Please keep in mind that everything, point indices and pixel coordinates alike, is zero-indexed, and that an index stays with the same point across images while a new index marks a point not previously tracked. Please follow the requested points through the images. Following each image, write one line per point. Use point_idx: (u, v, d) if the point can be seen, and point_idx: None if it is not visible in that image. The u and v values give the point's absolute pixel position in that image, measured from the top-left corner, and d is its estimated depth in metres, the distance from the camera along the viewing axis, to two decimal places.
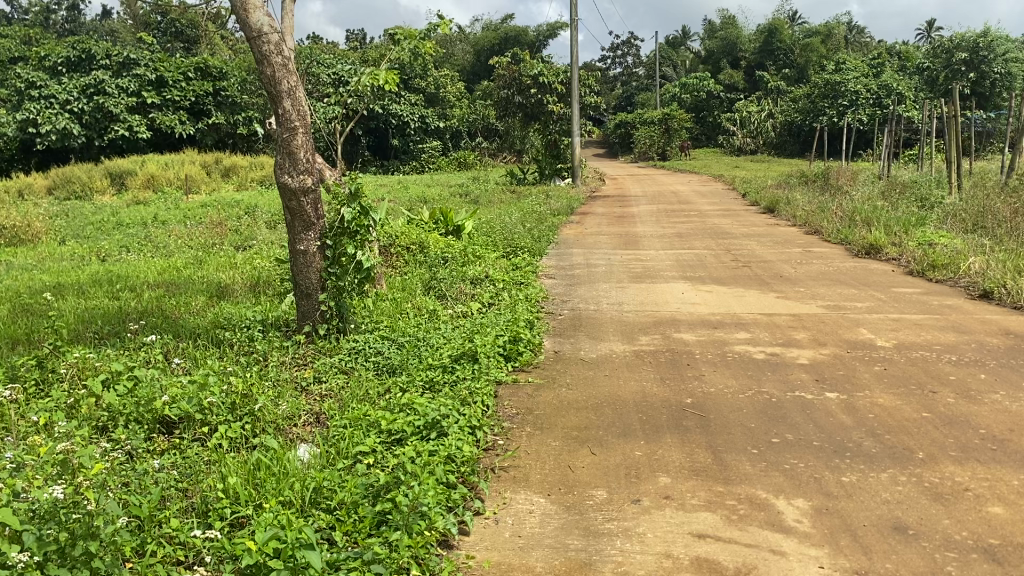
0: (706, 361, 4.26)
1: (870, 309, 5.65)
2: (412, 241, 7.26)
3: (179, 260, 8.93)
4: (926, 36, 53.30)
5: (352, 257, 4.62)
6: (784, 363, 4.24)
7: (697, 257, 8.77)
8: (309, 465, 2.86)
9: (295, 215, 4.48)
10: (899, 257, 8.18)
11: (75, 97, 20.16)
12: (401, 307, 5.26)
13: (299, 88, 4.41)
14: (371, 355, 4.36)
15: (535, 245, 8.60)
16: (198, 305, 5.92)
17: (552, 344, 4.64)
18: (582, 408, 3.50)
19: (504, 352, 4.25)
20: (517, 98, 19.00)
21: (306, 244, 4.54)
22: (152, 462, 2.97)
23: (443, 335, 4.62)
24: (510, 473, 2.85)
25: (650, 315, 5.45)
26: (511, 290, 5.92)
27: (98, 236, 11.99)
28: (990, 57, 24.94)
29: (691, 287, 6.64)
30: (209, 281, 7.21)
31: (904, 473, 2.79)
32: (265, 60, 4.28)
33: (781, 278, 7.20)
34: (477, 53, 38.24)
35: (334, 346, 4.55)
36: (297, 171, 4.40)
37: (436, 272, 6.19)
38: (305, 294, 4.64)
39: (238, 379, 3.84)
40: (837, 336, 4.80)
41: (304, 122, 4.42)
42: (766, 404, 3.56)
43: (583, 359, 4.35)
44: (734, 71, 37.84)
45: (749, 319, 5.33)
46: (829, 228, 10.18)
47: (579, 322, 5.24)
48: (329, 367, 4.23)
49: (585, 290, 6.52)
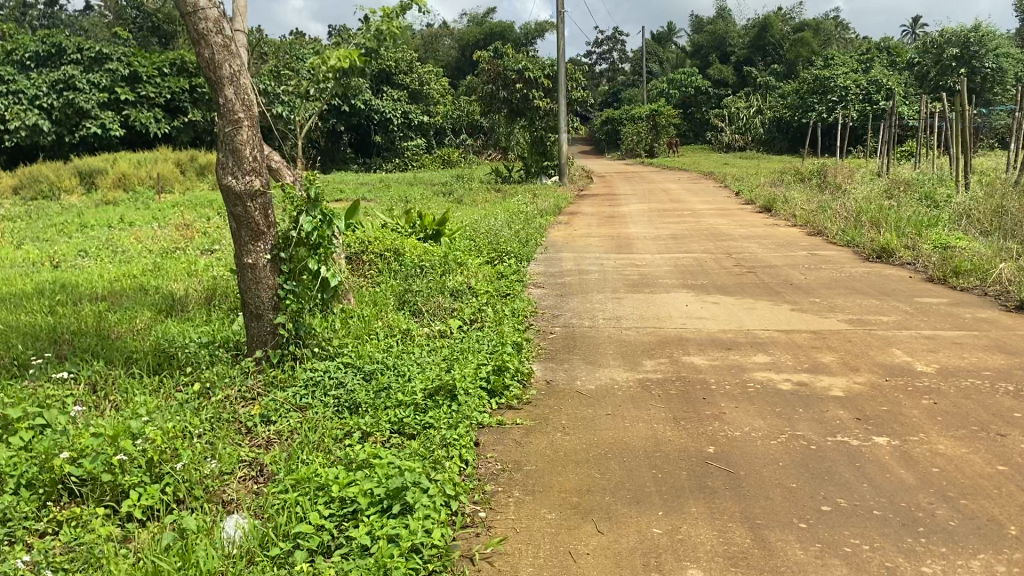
0: (724, 395, 3.63)
1: (899, 323, 5.04)
2: (387, 247, 6.60)
3: (139, 267, 8.27)
4: (911, 32, 53.04)
5: (314, 272, 4.00)
6: (816, 396, 3.62)
7: (697, 261, 8.15)
8: (229, 561, 2.22)
9: (241, 222, 3.82)
10: (914, 261, 7.59)
11: (45, 92, 19.32)
12: (372, 324, 4.63)
13: (244, 73, 3.75)
14: (331, 388, 3.72)
15: (523, 249, 7.99)
16: (144, 324, 5.23)
17: (544, 373, 4.00)
18: (582, 462, 2.85)
19: (489, 386, 3.59)
20: (501, 94, 18.31)
21: (256, 257, 3.88)
22: (31, 555, 2.30)
23: (417, 362, 3.97)
24: (496, 566, 2.21)
25: (653, 333, 4.82)
26: (495, 305, 5.26)
27: (60, 238, 11.27)
28: (981, 52, 24.40)
29: (694, 297, 6.03)
30: (162, 293, 6.54)
31: (1001, 560, 2.17)
32: (202, 39, 3.61)
33: (790, 286, 6.60)
34: (463, 48, 37.71)
35: (290, 376, 3.89)
36: (242, 171, 3.75)
37: (411, 284, 5.54)
38: (254, 315, 3.97)
39: (161, 425, 3.17)
40: (870, 360, 4.20)
41: (249, 111, 3.77)
42: (804, 454, 2.93)
43: (580, 391, 3.71)
44: (722, 65, 37.26)
45: (766, 338, 4.71)
46: (834, 230, 9.61)
47: (574, 342, 4.61)
48: (280, 404, 3.60)
49: (577, 301, 5.90)
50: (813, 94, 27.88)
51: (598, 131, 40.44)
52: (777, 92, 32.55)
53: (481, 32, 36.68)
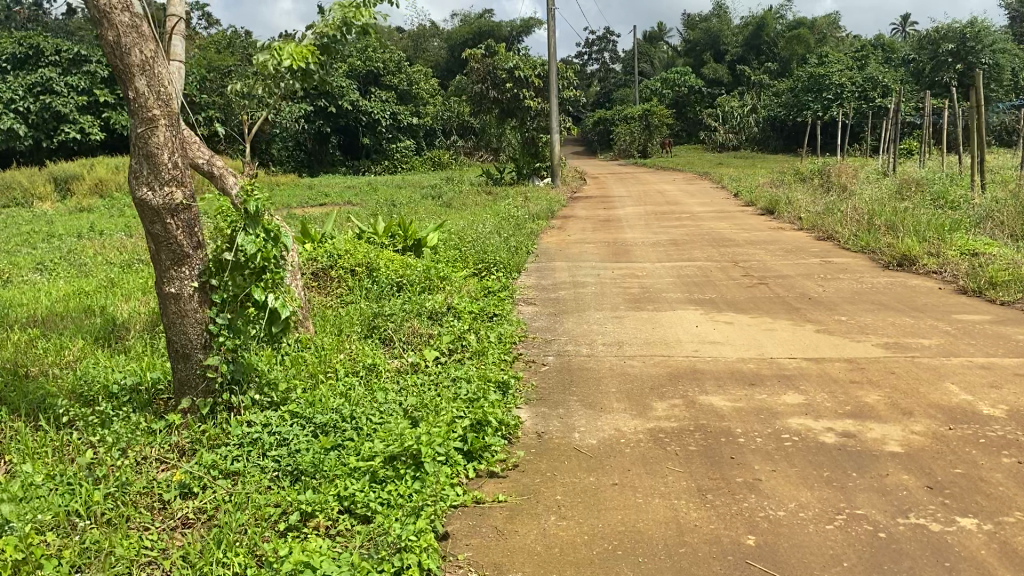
0: (757, 452, 2.93)
1: (945, 348, 4.36)
2: (360, 262, 5.85)
3: (91, 283, 7.53)
4: (903, 30, 52.47)
5: (264, 304, 3.32)
6: (869, 453, 2.93)
7: (701, 271, 7.45)
8: None
9: (159, 243, 3.10)
10: (942, 270, 6.92)
11: (21, 96, 18.42)
12: (333, 358, 3.94)
13: (160, 61, 3.03)
14: (272, 447, 3.05)
15: (511, 259, 7.30)
16: (73, 357, 4.48)
17: (532, 422, 3.29)
18: (585, 565, 2.19)
19: (465, 447, 2.86)
20: (491, 93, 17.56)
21: (180, 286, 3.17)
22: None
23: (381, 412, 3.25)
24: None
25: (661, 365, 4.10)
26: (479, 330, 4.56)
27: (22, 250, 10.54)
28: (978, 48, 23.68)
29: (704, 316, 5.31)
30: (106, 315, 5.81)
31: None
32: (105, 18, 2.88)
33: (810, 300, 5.91)
34: (451, 49, 37.07)
35: (222, 432, 3.19)
36: (161, 183, 3.05)
37: (383, 307, 4.83)
38: (181, 356, 3.26)
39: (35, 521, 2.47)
40: (921, 398, 3.53)
41: (167, 107, 3.05)
42: (872, 545, 2.25)
43: (580, 448, 3.01)
44: (714, 64, 36.66)
45: (794, 369, 4.03)
46: (846, 234, 8.94)
47: (571, 378, 3.90)
48: (205, 472, 2.91)
49: (572, 322, 5.21)
50: (808, 92, 27.30)
51: (591, 132, 39.89)
52: (772, 90, 31.93)
53: (471, 30, 35.97)
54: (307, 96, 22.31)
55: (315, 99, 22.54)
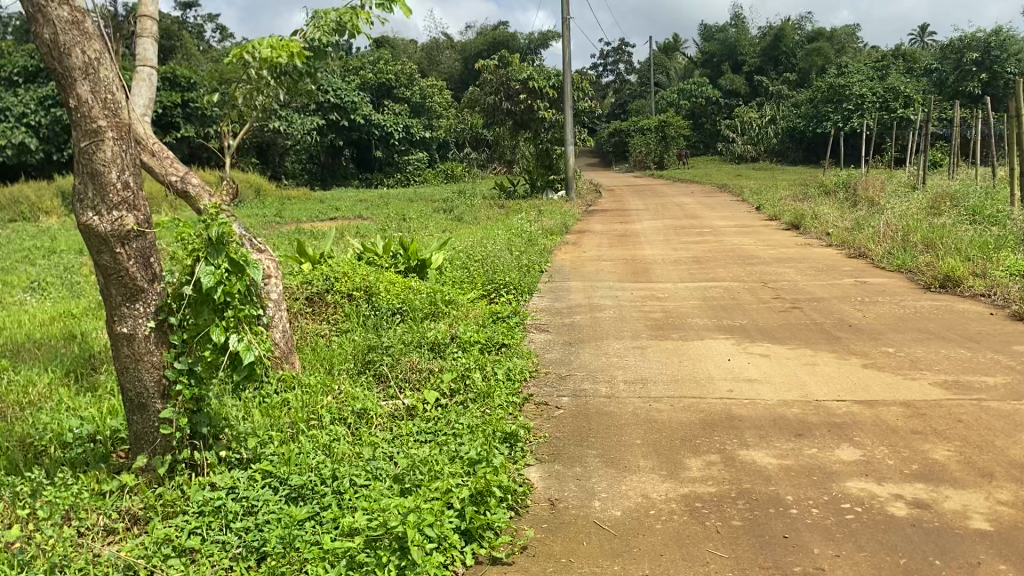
0: (815, 530, 2.43)
1: (1013, 389, 3.83)
2: (356, 286, 5.35)
3: (82, 304, 7.11)
4: (921, 41, 51.81)
5: (226, 345, 2.88)
6: (951, 532, 2.42)
7: (727, 292, 6.94)
8: None
9: (107, 275, 2.65)
10: (990, 293, 6.35)
11: (33, 109, 18.10)
12: (319, 401, 3.46)
13: (107, 62, 2.59)
14: (238, 517, 2.59)
15: (523, 279, 6.82)
16: (38, 395, 4.03)
17: (544, 485, 2.82)
18: None
19: (462, 526, 2.38)
20: (505, 105, 17.07)
21: (134, 325, 2.72)
22: None
23: (368, 472, 2.80)
24: None
25: (693, 409, 3.60)
26: (484, 366, 4.07)
27: (20, 267, 10.16)
28: (1003, 57, 23.01)
29: (735, 347, 4.81)
30: (83, 343, 5.35)
31: None
32: (38, 12, 2.43)
33: (849, 328, 5.39)
34: (466, 61, 36.92)
35: (181, 496, 2.73)
36: (107, 206, 2.59)
37: (380, 338, 4.36)
38: (136, 407, 2.82)
39: None
40: (999, 454, 3.01)
41: (116, 118, 2.60)
42: None
43: (601, 523, 2.52)
44: (732, 74, 36.13)
45: (845, 414, 3.52)
46: (879, 251, 8.37)
47: (589, 426, 3.41)
48: (157, 546, 2.45)
49: (589, 355, 4.70)
50: (827, 103, 26.78)
51: (606, 143, 39.41)
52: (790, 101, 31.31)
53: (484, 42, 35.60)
54: (318, 107, 22.07)
55: (328, 112, 22.19)
